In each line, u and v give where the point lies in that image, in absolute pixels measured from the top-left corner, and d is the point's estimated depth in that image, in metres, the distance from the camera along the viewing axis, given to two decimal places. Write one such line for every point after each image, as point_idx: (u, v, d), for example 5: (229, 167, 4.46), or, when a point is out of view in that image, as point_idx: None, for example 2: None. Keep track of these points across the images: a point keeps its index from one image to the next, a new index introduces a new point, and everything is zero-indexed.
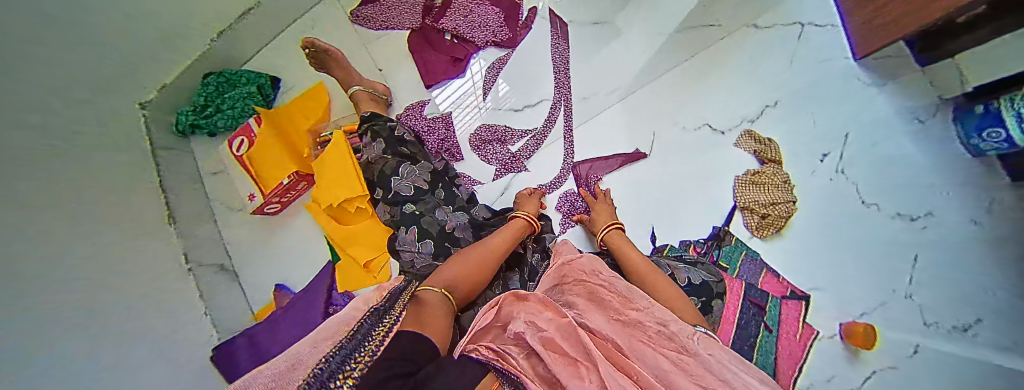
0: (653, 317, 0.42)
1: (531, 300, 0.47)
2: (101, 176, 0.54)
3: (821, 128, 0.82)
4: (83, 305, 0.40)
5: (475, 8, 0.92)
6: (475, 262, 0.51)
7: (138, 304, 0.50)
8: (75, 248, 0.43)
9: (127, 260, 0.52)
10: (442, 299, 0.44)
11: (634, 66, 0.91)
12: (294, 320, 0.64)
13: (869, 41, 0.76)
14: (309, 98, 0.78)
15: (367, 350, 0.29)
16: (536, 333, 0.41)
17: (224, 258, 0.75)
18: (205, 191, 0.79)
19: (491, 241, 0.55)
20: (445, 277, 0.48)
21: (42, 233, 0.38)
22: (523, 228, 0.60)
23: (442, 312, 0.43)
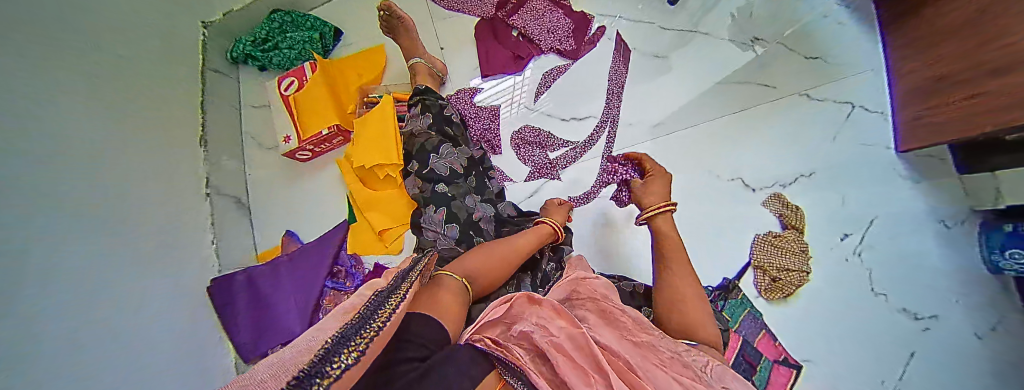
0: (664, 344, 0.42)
1: (543, 305, 0.45)
2: (119, 96, 0.55)
3: (847, 211, 0.83)
4: (62, 221, 0.40)
5: (546, 12, 0.92)
6: (497, 257, 0.51)
7: (125, 230, 0.49)
8: (70, 166, 0.43)
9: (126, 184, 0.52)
10: (460, 287, 0.43)
11: (680, 104, 0.90)
12: (298, 270, 0.68)
13: (913, 139, 0.79)
14: (367, 58, 0.79)
15: (378, 321, 0.27)
16: (548, 335, 0.40)
17: (241, 193, 0.78)
18: (240, 121, 0.83)
19: (516, 240, 0.55)
20: (466, 266, 0.47)
21: (29, 145, 0.38)
22: (546, 235, 0.60)
23: (457, 300, 0.42)
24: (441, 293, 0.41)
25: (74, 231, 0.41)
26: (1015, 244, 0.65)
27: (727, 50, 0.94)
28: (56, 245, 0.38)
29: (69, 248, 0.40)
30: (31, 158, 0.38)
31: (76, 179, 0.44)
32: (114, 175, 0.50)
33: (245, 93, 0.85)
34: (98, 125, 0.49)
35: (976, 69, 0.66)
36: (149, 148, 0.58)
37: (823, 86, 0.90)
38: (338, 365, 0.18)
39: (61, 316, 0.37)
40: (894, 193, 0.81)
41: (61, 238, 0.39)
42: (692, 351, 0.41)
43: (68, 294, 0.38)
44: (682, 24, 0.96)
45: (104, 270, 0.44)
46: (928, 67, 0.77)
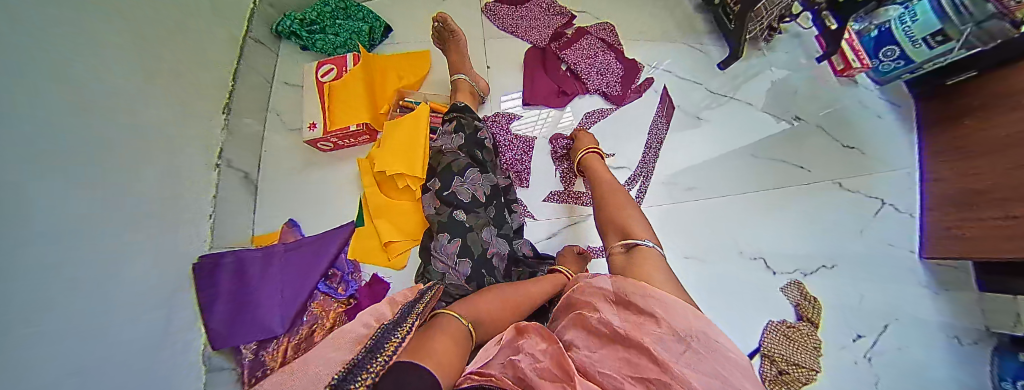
0: (637, 314, 0.37)
1: (530, 333, 0.42)
2: (150, 58, 0.52)
3: (864, 310, 0.78)
4: (80, 191, 0.38)
5: (599, 53, 0.92)
6: (505, 302, 0.48)
7: (138, 199, 0.47)
8: (98, 127, 0.41)
9: (147, 149, 0.50)
10: (461, 333, 0.38)
11: (710, 168, 0.88)
12: (292, 263, 0.64)
13: (942, 250, 0.76)
14: (409, 62, 0.77)
15: (384, 352, 0.28)
16: (529, 363, 0.36)
17: (251, 170, 0.74)
18: (269, 96, 0.81)
19: (528, 286, 0.52)
20: (472, 310, 0.43)
21: (53, 104, 0.35)
22: (559, 284, 0.56)
23: (456, 342, 0.36)
24: (437, 335, 0.35)
25: (90, 198, 0.39)
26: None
27: (761, 121, 0.92)
28: (73, 212, 0.36)
29: (86, 218, 0.38)
30: (62, 117, 0.36)
31: (102, 141, 0.42)
32: (138, 138, 0.48)
33: (281, 68, 0.84)
34: (131, 87, 0.48)
35: (1012, 191, 0.64)
36: (177, 115, 0.56)
37: (858, 178, 0.87)
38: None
39: (75, 291, 0.35)
40: (914, 301, 0.78)
41: (79, 206, 0.37)
42: (670, 313, 0.34)
43: (82, 269, 0.36)
44: (722, 86, 0.95)
45: (113, 243, 0.42)
46: (964, 181, 0.75)
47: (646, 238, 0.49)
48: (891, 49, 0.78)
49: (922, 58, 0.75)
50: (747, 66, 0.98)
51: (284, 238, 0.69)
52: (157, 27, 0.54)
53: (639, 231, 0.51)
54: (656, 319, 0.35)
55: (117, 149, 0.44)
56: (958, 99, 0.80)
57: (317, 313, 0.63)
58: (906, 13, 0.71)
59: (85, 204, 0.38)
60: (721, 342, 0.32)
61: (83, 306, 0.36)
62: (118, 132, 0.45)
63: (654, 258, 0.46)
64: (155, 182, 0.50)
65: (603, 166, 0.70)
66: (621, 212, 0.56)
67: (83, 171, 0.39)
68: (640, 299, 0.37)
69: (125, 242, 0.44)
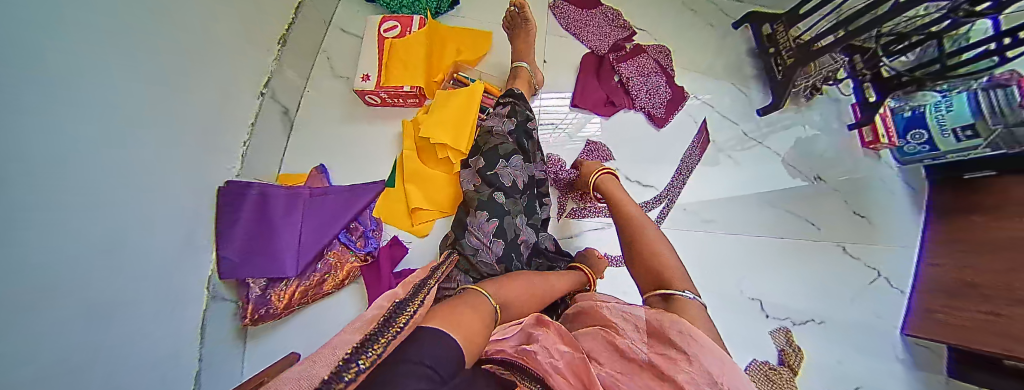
0: (670, 347, 0.35)
1: (551, 329, 0.41)
2: None
3: (843, 371, 0.80)
4: (101, 94, 0.36)
5: (651, 74, 0.93)
6: (531, 289, 0.49)
7: (165, 109, 0.45)
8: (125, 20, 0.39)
9: (178, 59, 0.47)
10: (491, 309, 0.39)
11: (731, 204, 0.91)
12: (318, 212, 0.63)
13: (925, 331, 0.79)
14: (471, 38, 0.77)
15: (399, 318, 0.29)
16: (545, 358, 0.37)
17: (291, 108, 0.74)
18: (323, 39, 0.80)
19: (552, 279, 0.54)
20: (502, 292, 0.43)
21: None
22: (578, 282, 0.58)
23: (481, 315, 0.37)
24: (465, 309, 0.36)
25: (109, 93, 0.37)
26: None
27: (785, 173, 0.95)
28: (86, 103, 0.34)
29: (102, 113, 0.35)
30: (86, 9, 0.34)
31: (130, 44, 0.40)
32: (169, 45, 0.45)
33: (341, 16, 0.83)
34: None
35: (1004, 293, 0.67)
36: (216, 33, 0.54)
37: (862, 247, 0.90)
38: (353, 369, 0.19)
39: (88, 195, 0.34)
40: (890, 373, 0.81)
41: (92, 100, 0.34)
42: (710, 357, 0.32)
43: (95, 175, 0.35)
44: (757, 132, 0.97)
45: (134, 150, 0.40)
46: (963, 273, 0.77)
47: (685, 288, 0.47)
48: (919, 132, 0.79)
49: (948, 148, 0.77)
50: (783, 117, 1.00)
51: (313, 181, 0.69)
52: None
53: (671, 277, 0.49)
54: (687, 356, 0.33)
55: (144, 49, 0.41)
56: (976, 195, 0.82)
57: (331, 262, 0.64)
58: (942, 101, 0.73)
59: (101, 99, 0.35)
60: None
61: (90, 209, 0.34)
62: (149, 33, 0.42)
63: (694, 310, 0.43)
64: (185, 94, 0.49)
65: (620, 187, 0.70)
66: (654, 247, 0.54)
67: (101, 66, 0.36)
68: (678, 336, 0.35)
69: (142, 150, 0.41)
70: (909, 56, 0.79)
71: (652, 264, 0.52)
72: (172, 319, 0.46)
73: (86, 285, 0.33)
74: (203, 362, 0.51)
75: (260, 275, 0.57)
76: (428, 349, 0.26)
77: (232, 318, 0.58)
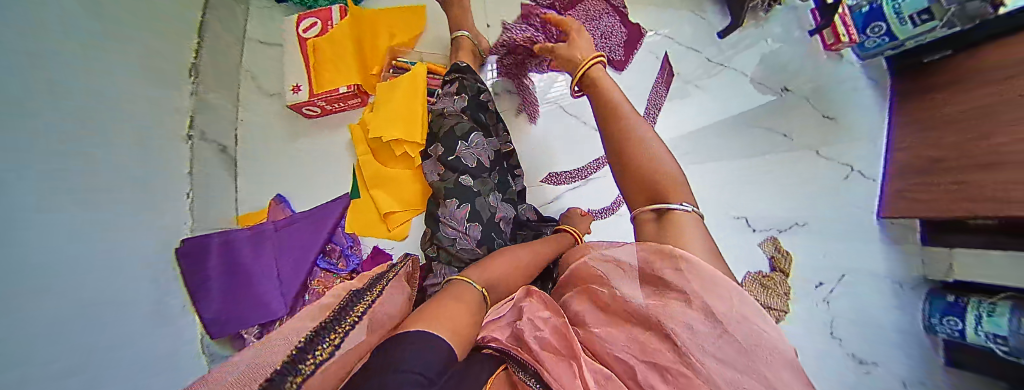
0: (664, 288, 0.31)
1: (535, 298, 0.42)
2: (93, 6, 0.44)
3: (829, 265, 0.85)
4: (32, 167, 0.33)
5: (604, 17, 0.88)
6: (518, 264, 0.49)
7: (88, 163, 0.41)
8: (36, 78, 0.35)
9: (93, 107, 0.42)
10: (477, 297, 0.38)
11: (705, 131, 0.92)
12: (290, 242, 0.59)
13: (902, 209, 0.79)
14: (402, 15, 0.71)
15: (358, 307, 0.31)
16: (530, 332, 0.35)
17: (229, 141, 0.67)
18: (242, 56, 0.72)
19: (538, 246, 0.54)
20: (486, 276, 0.43)
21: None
22: (566, 242, 0.59)
23: (470, 307, 0.36)
24: (448, 301, 0.35)
25: (35, 167, 0.34)
26: (953, 312, 0.69)
27: (754, 93, 0.94)
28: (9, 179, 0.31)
29: (30, 187, 0.32)
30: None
31: (49, 104, 0.36)
32: (82, 92, 0.41)
33: (255, 21, 0.74)
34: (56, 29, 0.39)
35: (965, 160, 0.69)
36: (121, 66, 0.48)
37: (834, 148, 0.91)
38: (312, 362, 0.22)
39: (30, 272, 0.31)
40: (871, 255, 0.84)
41: (24, 174, 0.32)
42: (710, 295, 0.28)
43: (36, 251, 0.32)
44: (720, 56, 0.95)
45: (65, 217, 0.37)
46: (924, 149, 0.80)
47: (684, 200, 0.38)
48: (878, 26, 0.78)
49: (905, 36, 0.76)
50: (744, 37, 0.98)
51: (274, 213, 0.65)
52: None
53: (663, 186, 0.40)
54: (689, 296, 0.29)
55: (51, 101, 0.37)
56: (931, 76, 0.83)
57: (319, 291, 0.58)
58: None
59: (21, 172, 0.32)
60: (766, 336, 0.26)
61: (32, 293, 0.31)
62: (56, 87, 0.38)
63: (691, 226, 0.36)
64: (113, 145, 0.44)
65: (611, 82, 0.55)
66: (647, 146, 0.43)
67: (28, 137, 0.33)
68: (671, 274, 0.31)
69: (75, 215, 0.38)
70: None
71: (645, 169, 0.42)
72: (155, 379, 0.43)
73: (30, 345, 0.30)
74: None
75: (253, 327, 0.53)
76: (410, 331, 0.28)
77: None
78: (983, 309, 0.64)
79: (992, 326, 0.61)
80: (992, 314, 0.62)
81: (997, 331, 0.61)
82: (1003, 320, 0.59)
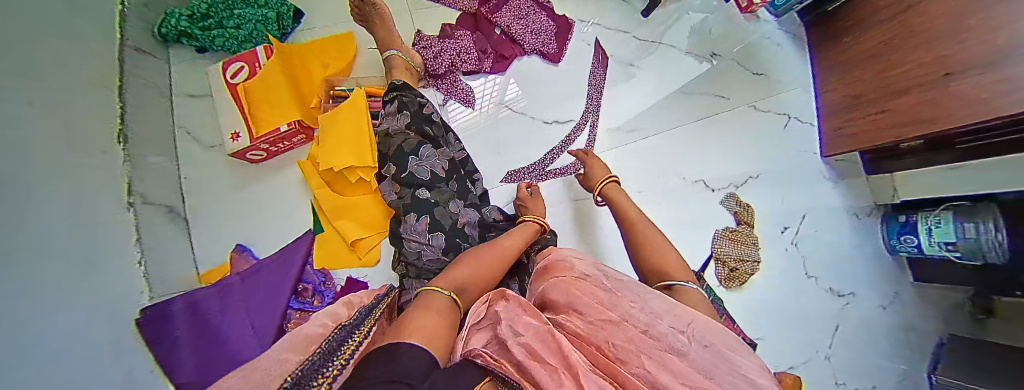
0: (643, 309, 0.39)
1: (512, 301, 0.43)
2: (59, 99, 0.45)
3: (788, 207, 0.91)
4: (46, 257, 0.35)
5: (530, 13, 0.91)
6: (486, 263, 0.50)
7: (85, 243, 0.41)
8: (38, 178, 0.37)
9: (77, 188, 0.43)
10: (448, 304, 0.39)
11: (646, 105, 0.95)
12: (256, 291, 0.57)
13: (838, 147, 0.89)
14: (332, 46, 0.72)
15: (340, 359, 0.30)
16: (512, 338, 0.36)
17: (178, 200, 0.65)
18: (174, 115, 0.70)
19: (506, 243, 0.55)
20: (454, 279, 0.44)
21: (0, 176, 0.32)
22: (534, 234, 0.61)
23: (444, 317, 0.37)
24: (419, 311, 0.35)
25: (48, 253, 0.35)
26: (907, 231, 0.79)
27: (686, 62, 0.99)
28: (39, 263, 0.32)
29: (50, 275, 0.34)
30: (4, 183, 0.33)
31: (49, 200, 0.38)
32: (63, 173, 0.41)
33: (179, 79, 0.73)
34: (45, 118, 0.40)
35: (879, 90, 0.77)
36: (85, 146, 0.48)
37: (767, 99, 0.98)
38: None
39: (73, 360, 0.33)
40: (823, 191, 0.92)
41: (38, 270, 0.33)
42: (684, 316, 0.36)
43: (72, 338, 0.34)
44: (648, 34, 0.99)
45: (80, 295, 0.38)
46: (844, 85, 0.88)
47: (687, 279, 0.46)
48: None
49: None
50: (669, 13, 1.02)
51: (237, 264, 0.63)
52: (38, 40, 0.44)
53: (665, 257, 0.50)
54: (657, 314, 0.38)
55: (50, 188, 0.38)
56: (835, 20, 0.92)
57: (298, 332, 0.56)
58: None
59: (43, 255, 0.33)
60: (731, 357, 0.31)
61: (78, 365, 0.33)
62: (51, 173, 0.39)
63: (696, 299, 0.43)
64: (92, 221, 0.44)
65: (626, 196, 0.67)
66: (651, 236, 0.55)
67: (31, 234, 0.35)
68: (658, 304, 0.39)
69: (82, 298, 0.39)
70: None
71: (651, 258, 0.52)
72: None
73: None
74: None
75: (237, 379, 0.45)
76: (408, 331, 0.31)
77: None
78: (930, 221, 0.74)
79: (940, 236, 0.71)
80: (938, 225, 0.72)
81: (945, 239, 0.71)
82: (949, 229, 0.69)
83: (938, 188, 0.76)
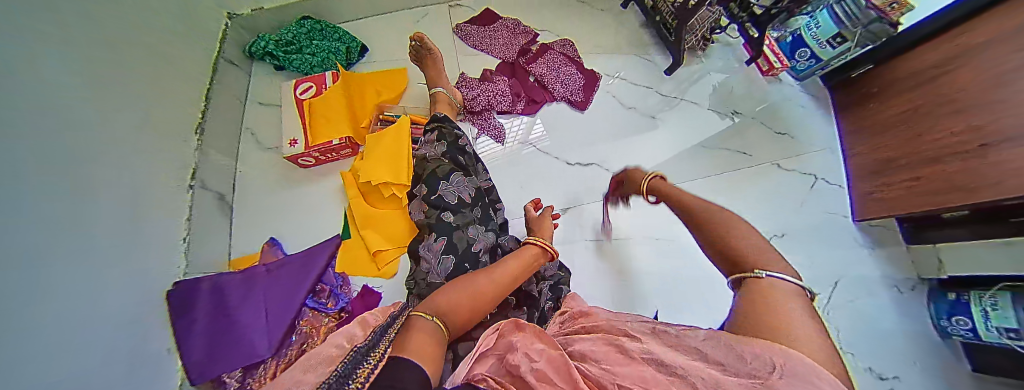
0: (678, 345, 0.31)
1: (525, 331, 0.44)
2: (118, 99, 0.52)
3: (818, 271, 0.86)
4: (50, 233, 0.38)
5: (561, 66, 1.00)
6: (474, 290, 0.47)
7: (92, 220, 0.44)
8: (62, 158, 0.41)
9: (99, 172, 0.47)
10: (436, 328, 0.39)
11: (666, 153, 0.98)
12: (278, 285, 0.59)
13: (870, 212, 0.86)
14: (388, 79, 0.83)
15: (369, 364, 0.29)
16: (526, 363, 0.35)
17: (225, 190, 0.74)
18: (242, 118, 0.81)
19: (499, 271, 0.52)
20: (439, 302, 0.43)
21: (23, 155, 0.36)
22: (534, 257, 0.58)
23: (433, 339, 0.37)
24: (411, 333, 0.36)
25: (46, 226, 0.37)
26: (958, 311, 0.72)
27: (709, 119, 1.03)
28: (20, 240, 0.33)
29: (45, 247, 0.37)
30: (30, 160, 0.37)
31: (65, 181, 0.41)
32: (88, 155, 0.45)
33: (254, 90, 0.85)
34: (85, 112, 0.46)
35: (913, 156, 0.77)
36: (144, 137, 0.56)
37: (793, 158, 0.98)
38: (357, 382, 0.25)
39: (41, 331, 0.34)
40: (856, 257, 0.87)
41: (41, 241, 0.36)
42: (716, 340, 0.28)
43: (46, 312, 0.35)
44: (671, 90, 1.05)
45: (68, 268, 0.40)
46: (876, 152, 0.88)
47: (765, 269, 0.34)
48: (804, 51, 0.90)
49: (828, 56, 0.87)
50: (691, 72, 1.08)
51: (265, 256, 0.67)
52: (107, 46, 0.52)
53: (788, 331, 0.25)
54: (695, 347, 0.29)
55: (63, 170, 0.41)
56: (861, 88, 0.94)
57: (305, 332, 0.58)
58: (811, 21, 0.84)
59: (32, 235, 0.35)
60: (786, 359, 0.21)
61: (44, 344, 0.34)
62: (67, 159, 0.42)
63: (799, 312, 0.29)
64: (113, 206, 0.48)
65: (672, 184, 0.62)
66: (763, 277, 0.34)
67: (52, 211, 0.38)
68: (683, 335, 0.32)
69: (82, 270, 0.42)
70: None
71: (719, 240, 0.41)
72: None
73: None
74: None
75: (234, 368, 0.50)
76: (402, 343, 0.34)
77: None
78: (985, 302, 0.67)
79: (999, 321, 0.64)
80: (995, 307, 0.65)
81: (1007, 325, 0.63)
82: (1008, 312, 0.62)
83: (1003, 262, 0.68)
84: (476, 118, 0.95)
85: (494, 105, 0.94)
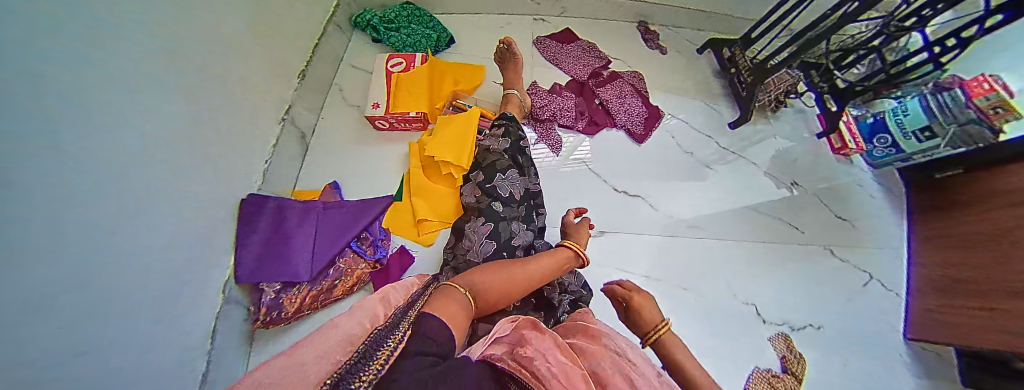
0: None
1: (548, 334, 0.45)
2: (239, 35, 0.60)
3: (851, 375, 0.80)
4: (156, 131, 0.43)
5: (629, 97, 1.03)
6: (507, 278, 0.50)
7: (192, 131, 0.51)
8: (184, 74, 0.48)
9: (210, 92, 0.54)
10: (468, 300, 0.42)
11: (713, 207, 0.96)
12: (330, 223, 0.67)
13: (930, 333, 0.78)
14: (468, 72, 0.91)
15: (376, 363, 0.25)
16: (544, 361, 0.38)
17: (307, 132, 0.83)
18: (334, 74, 0.91)
19: (532, 266, 0.54)
20: (476, 279, 0.46)
21: (145, 61, 0.41)
22: (566, 260, 0.60)
23: (465, 311, 0.40)
24: (440, 301, 0.39)
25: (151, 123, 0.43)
26: None
27: (763, 184, 0.99)
28: (121, 129, 0.38)
29: (149, 141, 0.42)
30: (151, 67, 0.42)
31: (181, 91, 0.48)
32: (203, 76, 0.52)
33: (351, 53, 0.96)
34: (212, 39, 0.53)
35: (996, 286, 0.69)
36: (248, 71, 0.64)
37: (846, 246, 0.92)
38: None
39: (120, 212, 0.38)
40: (898, 375, 0.80)
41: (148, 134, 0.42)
42: None
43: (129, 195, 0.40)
44: (732, 145, 1.03)
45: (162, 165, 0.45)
46: (952, 270, 0.79)
47: None
48: (884, 137, 0.86)
49: (911, 148, 0.83)
50: (755, 130, 1.05)
51: (325, 195, 0.75)
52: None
53: None
54: None
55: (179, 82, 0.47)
56: (950, 194, 0.85)
57: (343, 268, 0.67)
58: (898, 107, 0.80)
59: (131, 123, 0.40)
60: None
61: (122, 224, 0.38)
62: (185, 72, 0.48)
63: None
64: (222, 119, 0.56)
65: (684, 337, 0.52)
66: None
67: (161, 112, 0.44)
68: None
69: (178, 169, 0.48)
70: (860, 68, 0.90)
71: None
72: (184, 319, 0.49)
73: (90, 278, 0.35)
74: (210, 363, 0.54)
75: (275, 281, 0.61)
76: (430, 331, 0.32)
77: (245, 323, 0.62)
78: None
79: None
80: None
81: None
82: None
83: None
84: (539, 124, 0.98)
85: (558, 118, 0.98)
